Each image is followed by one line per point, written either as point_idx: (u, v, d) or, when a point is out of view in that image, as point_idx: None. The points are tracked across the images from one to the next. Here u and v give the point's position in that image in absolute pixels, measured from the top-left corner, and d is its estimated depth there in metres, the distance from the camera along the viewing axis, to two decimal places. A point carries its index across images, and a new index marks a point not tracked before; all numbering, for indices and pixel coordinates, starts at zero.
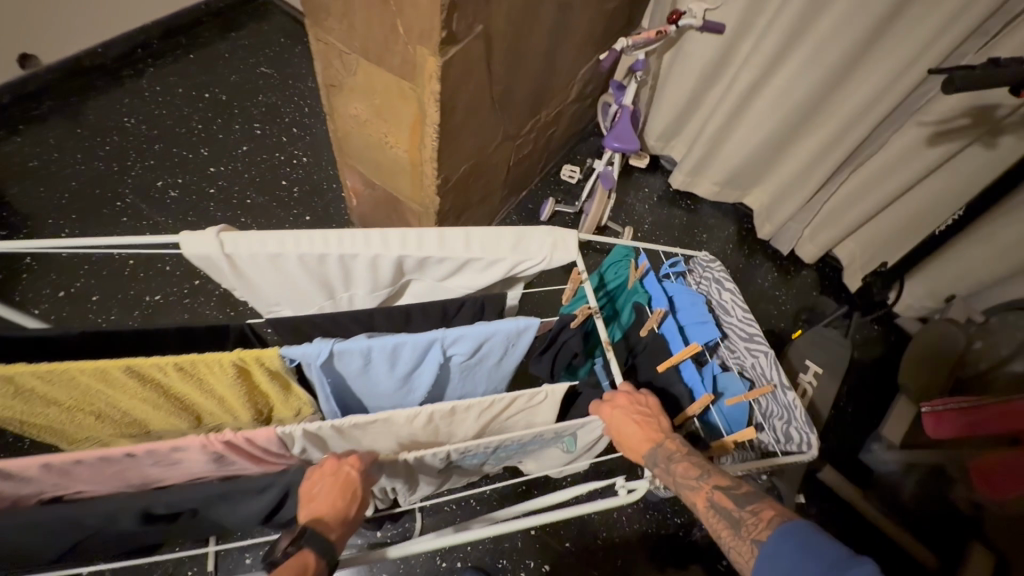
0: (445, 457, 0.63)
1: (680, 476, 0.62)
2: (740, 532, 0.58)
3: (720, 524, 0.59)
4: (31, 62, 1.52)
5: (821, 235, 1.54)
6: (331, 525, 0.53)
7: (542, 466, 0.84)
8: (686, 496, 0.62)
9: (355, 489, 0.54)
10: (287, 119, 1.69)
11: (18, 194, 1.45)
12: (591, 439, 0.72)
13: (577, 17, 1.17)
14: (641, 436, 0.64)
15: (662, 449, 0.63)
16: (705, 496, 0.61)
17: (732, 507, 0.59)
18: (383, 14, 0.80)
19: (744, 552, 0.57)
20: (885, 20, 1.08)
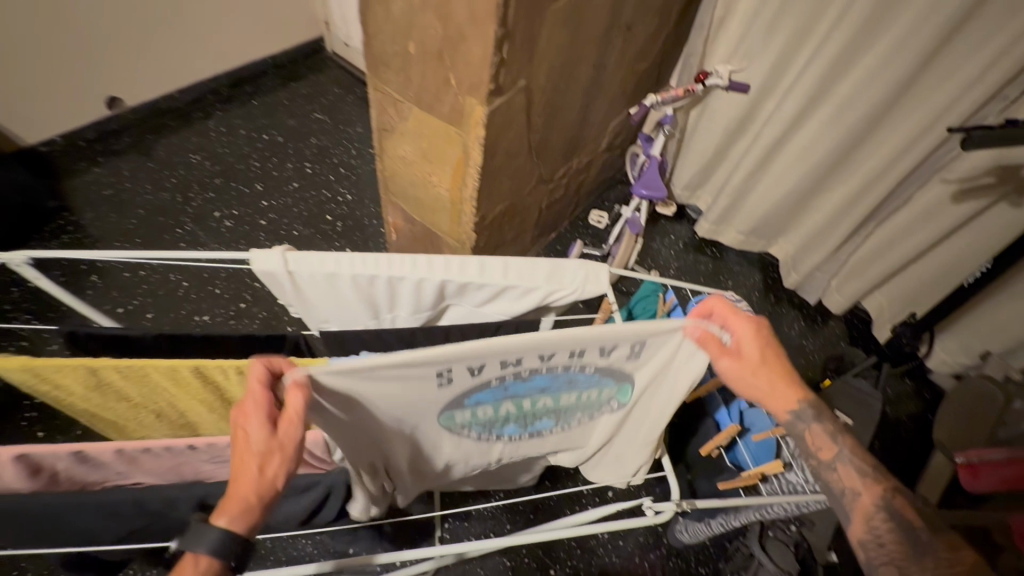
0: (467, 379, 0.56)
1: (848, 450, 0.62)
2: (921, 560, 0.57)
3: (889, 527, 0.58)
4: (117, 103, 1.70)
5: (848, 286, 1.55)
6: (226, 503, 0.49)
7: (582, 450, 0.74)
8: (859, 482, 0.61)
9: (251, 464, 0.50)
10: (336, 160, 1.82)
11: (92, 219, 1.59)
12: (647, 384, 0.63)
13: (611, 75, 1.26)
14: (786, 371, 0.62)
15: (806, 411, 0.62)
16: (884, 495, 0.60)
17: (919, 523, 0.58)
18: (437, 69, 0.90)
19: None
20: (903, 83, 1.14)
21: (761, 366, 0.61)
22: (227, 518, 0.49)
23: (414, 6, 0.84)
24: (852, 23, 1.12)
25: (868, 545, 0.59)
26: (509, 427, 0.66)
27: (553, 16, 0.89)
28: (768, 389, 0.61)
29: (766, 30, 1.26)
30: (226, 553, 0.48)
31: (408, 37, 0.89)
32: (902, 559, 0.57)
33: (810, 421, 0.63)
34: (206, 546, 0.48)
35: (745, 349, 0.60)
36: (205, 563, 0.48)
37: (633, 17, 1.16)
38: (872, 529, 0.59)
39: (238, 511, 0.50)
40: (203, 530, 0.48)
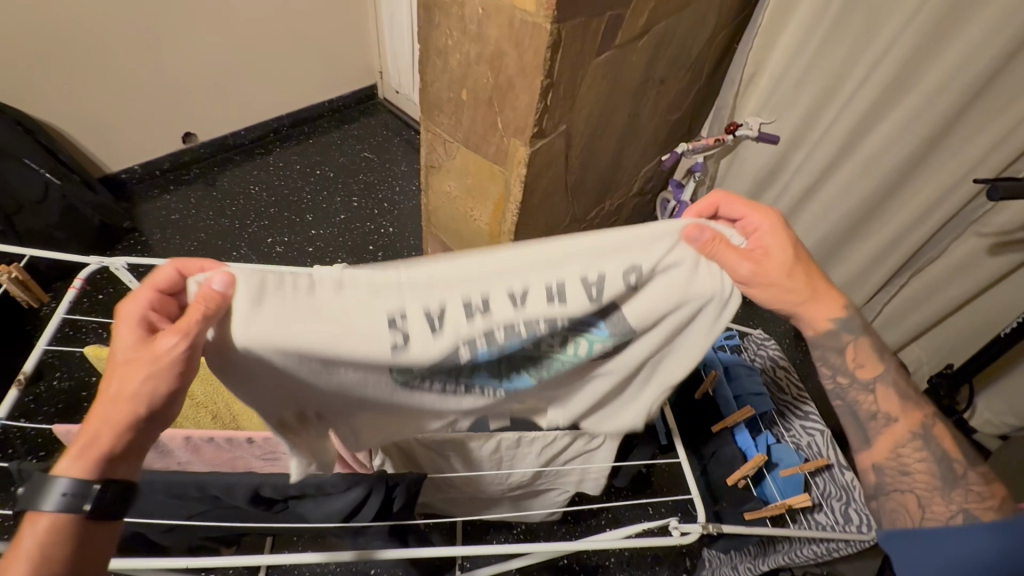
0: (423, 329, 0.55)
1: (890, 371, 0.66)
2: (946, 491, 0.61)
3: (919, 456, 0.63)
4: (191, 138, 1.88)
5: (884, 337, 1.53)
6: (84, 435, 0.52)
7: (577, 409, 0.72)
8: (898, 409, 0.65)
9: (110, 388, 0.52)
10: (381, 196, 1.95)
11: (158, 240, 1.72)
12: (647, 326, 0.62)
13: (645, 124, 1.34)
14: (824, 279, 0.66)
15: (851, 318, 0.67)
16: (924, 424, 0.65)
17: (954, 458, 0.63)
18: (486, 112, 0.99)
19: (938, 511, 0.61)
20: (931, 140, 1.18)
21: (797, 268, 0.65)
22: (73, 458, 0.51)
23: (470, 59, 0.94)
24: (878, 81, 1.18)
25: (890, 467, 0.65)
26: (480, 375, 0.63)
27: (594, 71, 0.98)
28: (805, 293, 0.66)
29: (794, 86, 1.33)
30: (70, 498, 0.49)
31: (462, 86, 0.99)
32: (925, 488, 0.62)
33: (857, 333, 0.67)
34: (49, 495, 0.49)
35: (772, 249, 0.65)
36: (47, 519, 0.50)
37: (667, 72, 1.25)
38: (898, 455, 0.64)
39: (89, 446, 0.52)
40: (48, 478, 0.50)
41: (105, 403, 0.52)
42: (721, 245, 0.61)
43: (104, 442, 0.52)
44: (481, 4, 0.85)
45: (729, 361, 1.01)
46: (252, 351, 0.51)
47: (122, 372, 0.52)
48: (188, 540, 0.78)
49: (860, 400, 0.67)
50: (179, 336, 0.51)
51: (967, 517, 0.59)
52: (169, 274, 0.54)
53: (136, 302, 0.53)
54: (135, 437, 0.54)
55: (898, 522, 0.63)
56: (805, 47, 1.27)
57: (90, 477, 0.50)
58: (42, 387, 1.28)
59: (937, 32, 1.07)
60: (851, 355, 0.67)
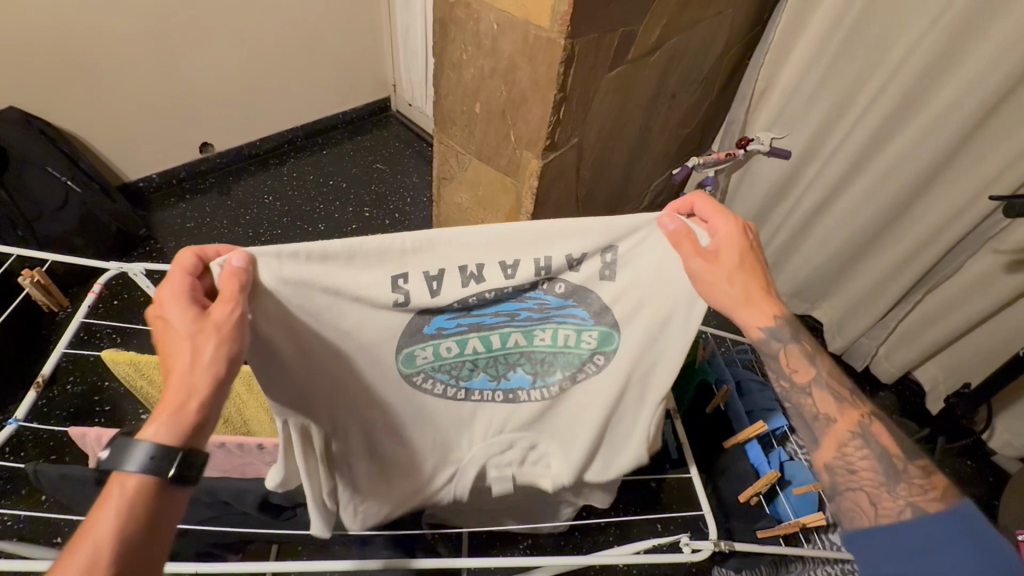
0: (423, 291, 0.60)
1: (827, 374, 0.62)
2: (892, 486, 0.55)
3: (862, 453, 0.58)
4: (208, 148, 1.92)
5: (898, 354, 1.51)
6: (158, 414, 0.48)
7: (581, 440, 0.74)
8: (836, 409, 0.60)
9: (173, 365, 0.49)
10: (393, 207, 1.96)
11: (173, 247, 1.74)
12: (626, 314, 0.67)
13: (656, 138, 1.35)
14: (764, 292, 0.63)
15: (783, 328, 0.63)
16: (860, 422, 0.59)
17: (895, 452, 0.57)
18: (499, 125, 1.00)
19: (886, 507, 0.55)
20: (945, 156, 1.17)
21: (741, 275, 0.62)
22: (157, 426, 0.48)
23: (484, 73, 0.95)
24: (890, 98, 1.18)
25: (836, 468, 0.59)
26: (479, 378, 0.70)
27: (606, 86, 0.99)
28: (739, 299, 0.62)
29: (806, 101, 1.33)
30: (158, 462, 0.46)
31: (475, 99, 1.00)
32: (872, 486, 0.56)
33: (786, 341, 0.63)
34: (134, 458, 0.46)
35: (725, 252, 0.63)
36: (134, 483, 0.46)
37: (679, 86, 1.26)
38: (843, 455, 0.58)
39: (170, 413, 0.48)
40: (131, 447, 0.46)
41: (176, 375, 0.49)
42: (687, 240, 0.62)
43: (185, 410, 0.49)
44: (496, 20, 0.87)
45: (741, 376, 1.01)
46: (284, 296, 0.56)
47: (187, 342, 0.50)
48: (197, 546, 0.79)
49: (803, 404, 0.62)
50: (232, 302, 0.51)
51: (916, 512, 0.54)
52: (191, 259, 0.54)
53: (168, 287, 0.52)
54: (210, 407, 0.51)
55: (855, 523, 0.56)
56: (816, 63, 1.27)
57: (177, 443, 0.48)
58: (55, 392, 1.29)
59: (950, 49, 1.07)
60: (784, 360, 0.63)
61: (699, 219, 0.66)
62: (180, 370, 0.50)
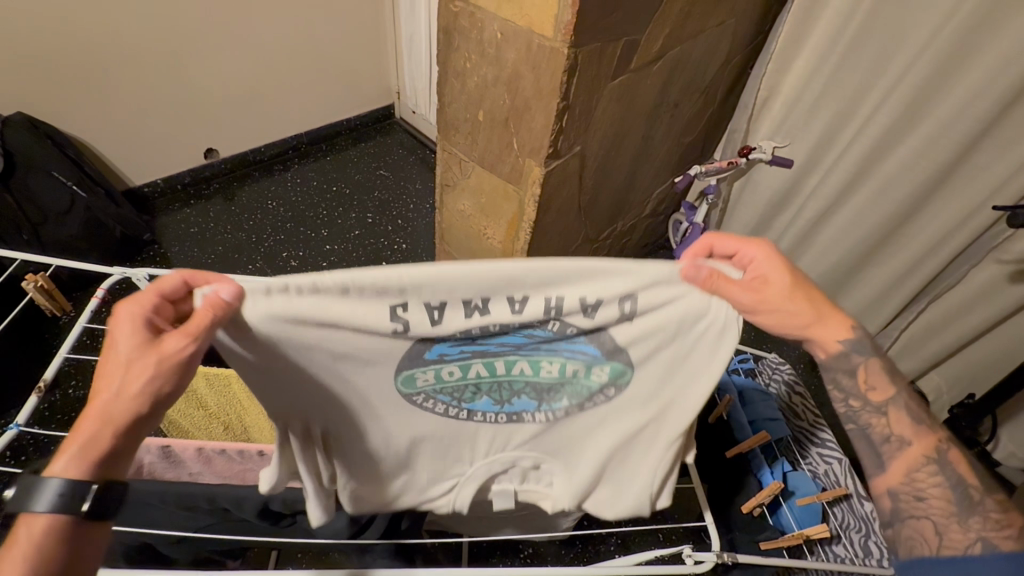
0: (424, 321, 0.58)
1: (905, 394, 0.64)
2: (965, 520, 0.58)
3: (934, 481, 0.60)
4: (212, 154, 1.93)
5: (901, 364, 1.51)
6: (75, 437, 0.50)
7: (586, 469, 0.74)
8: (910, 432, 0.63)
9: (106, 387, 0.50)
10: (395, 213, 1.97)
11: (177, 252, 1.74)
12: (642, 356, 0.64)
13: (658, 147, 1.36)
14: (822, 297, 0.64)
15: (859, 337, 0.65)
16: (937, 448, 0.62)
17: (970, 482, 0.60)
18: (502, 133, 1.00)
19: (955, 539, 0.58)
20: (948, 166, 1.18)
21: (797, 292, 0.63)
22: (67, 458, 0.49)
23: (487, 81, 0.96)
24: (892, 108, 1.18)
25: (906, 495, 0.61)
26: (482, 401, 0.67)
27: (609, 94, 0.99)
28: (808, 315, 0.64)
29: (808, 110, 1.34)
30: (66, 500, 0.47)
31: (478, 107, 1.01)
32: (941, 515, 0.59)
33: (868, 355, 0.65)
34: (42, 498, 0.47)
35: (771, 277, 0.62)
36: (43, 521, 0.47)
37: (681, 95, 1.26)
38: (912, 481, 0.61)
39: (83, 444, 0.50)
40: (41, 479, 0.47)
41: (100, 404, 0.50)
42: (721, 281, 0.59)
43: (99, 439, 0.50)
44: (500, 29, 0.88)
45: (742, 385, 1.01)
46: (260, 331, 0.54)
47: (123, 370, 0.51)
48: (196, 554, 0.78)
49: (873, 424, 0.64)
50: (186, 339, 0.51)
51: (988, 549, 0.57)
52: (176, 283, 0.54)
53: (135, 304, 0.52)
54: (128, 437, 0.52)
55: (918, 550, 0.60)
56: (818, 74, 1.28)
57: (86, 477, 0.49)
58: (57, 396, 1.29)
59: (952, 60, 1.08)
60: (863, 377, 0.64)
61: (726, 251, 0.64)
62: (105, 397, 0.50)
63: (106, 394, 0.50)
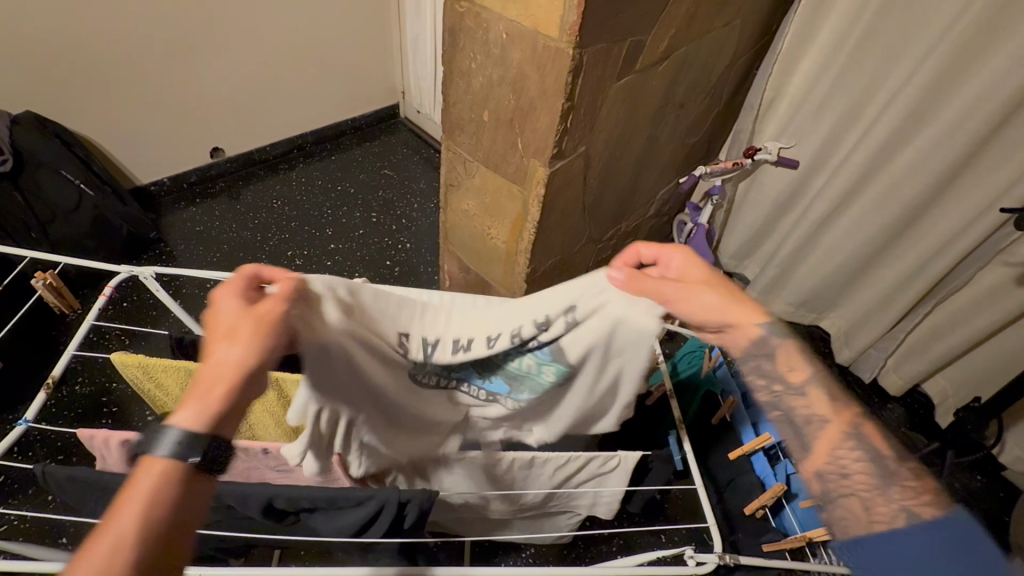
0: (479, 346, 0.67)
1: (817, 375, 0.62)
2: (885, 491, 0.52)
3: (855, 455, 0.55)
4: (219, 153, 1.94)
5: (906, 366, 1.51)
6: (189, 398, 0.50)
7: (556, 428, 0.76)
8: (829, 408, 0.59)
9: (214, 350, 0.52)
10: (400, 212, 1.98)
11: (182, 251, 1.75)
12: (580, 358, 0.66)
13: (663, 148, 1.35)
14: (734, 291, 0.66)
15: (771, 323, 0.64)
16: (853, 422, 0.57)
17: (887, 453, 0.55)
18: (507, 133, 1.00)
19: (878, 513, 0.51)
20: (955, 166, 1.17)
21: (711, 281, 0.66)
22: (188, 411, 0.49)
23: (492, 82, 0.96)
24: (898, 109, 1.17)
25: (830, 474, 0.55)
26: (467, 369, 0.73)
27: (613, 95, 0.99)
28: (725, 306, 0.64)
29: (814, 111, 1.33)
30: (189, 444, 0.47)
31: (483, 108, 1.01)
32: (865, 490, 0.53)
33: (781, 337, 0.64)
34: (168, 443, 0.47)
35: (686, 276, 0.66)
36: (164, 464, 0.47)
37: (686, 95, 1.26)
38: (835, 458, 0.55)
39: (202, 399, 0.50)
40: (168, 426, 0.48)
41: (213, 365, 0.51)
42: (641, 280, 0.63)
43: (210, 396, 0.50)
44: (505, 29, 0.88)
45: None
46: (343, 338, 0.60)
47: (228, 335, 0.53)
48: (199, 551, 0.79)
49: (795, 407, 0.61)
50: (281, 303, 0.56)
51: (909, 519, 0.49)
52: (251, 273, 0.59)
53: (232, 288, 0.57)
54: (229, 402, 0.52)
55: (850, 531, 0.52)
56: (825, 73, 1.28)
57: (206, 429, 0.48)
58: (64, 392, 1.30)
59: (960, 60, 1.07)
60: (782, 359, 0.63)
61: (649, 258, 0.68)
62: (217, 359, 0.51)
63: (216, 355, 0.51)
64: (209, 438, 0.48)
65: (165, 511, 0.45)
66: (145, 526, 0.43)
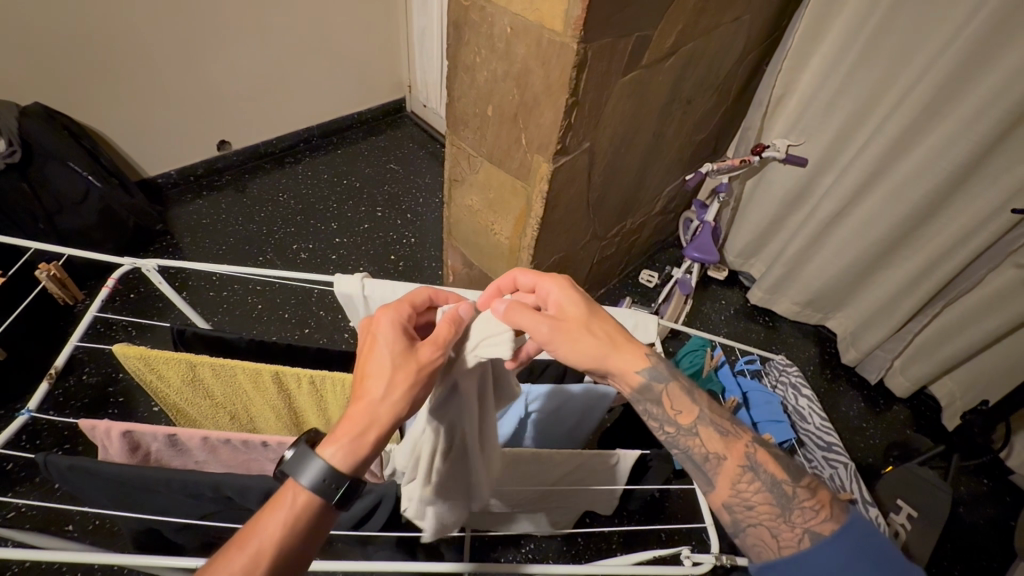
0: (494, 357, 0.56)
1: (707, 407, 0.58)
2: (788, 515, 0.51)
3: (754, 487, 0.53)
4: (225, 146, 1.95)
5: (912, 368, 1.49)
6: (338, 437, 0.52)
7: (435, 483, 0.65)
8: (722, 445, 0.55)
9: (363, 390, 0.53)
10: (405, 206, 1.98)
11: (189, 243, 1.76)
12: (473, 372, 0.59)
13: (669, 144, 1.34)
14: (616, 330, 0.61)
15: (658, 368, 0.59)
16: (745, 452, 0.55)
17: (782, 478, 0.53)
18: (511, 129, 1.00)
19: (785, 538, 0.51)
20: (966, 166, 1.15)
21: (585, 303, 0.61)
22: (336, 447, 0.51)
23: (496, 77, 0.95)
24: (910, 107, 1.15)
25: (734, 507, 0.54)
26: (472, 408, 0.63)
27: (619, 91, 0.98)
28: (605, 344, 0.59)
29: (824, 108, 1.32)
30: (327, 484, 0.50)
31: (487, 102, 1.00)
32: (770, 519, 0.52)
33: (667, 379, 0.59)
34: (311, 477, 0.49)
35: (567, 309, 0.61)
36: (304, 497, 0.50)
37: (693, 92, 1.25)
38: (737, 492, 0.53)
39: (351, 437, 0.52)
40: (311, 463, 0.50)
41: (367, 404, 0.52)
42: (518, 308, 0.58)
43: (360, 439, 0.52)
44: (510, 23, 0.87)
45: (748, 388, 1.00)
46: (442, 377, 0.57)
47: (385, 376, 0.53)
48: (200, 541, 0.79)
49: (691, 446, 0.56)
50: (437, 348, 0.55)
51: (814, 540, 0.49)
52: (423, 299, 0.61)
53: (395, 313, 0.57)
54: (380, 441, 0.54)
55: (763, 559, 0.52)
56: (835, 70, 1.26)
57: (347, 470, 0.51)
58: (71, 381, 1.32)
59: (974, 58, 1.04)
60: (668, 404, 0.58)
61: (528, 287, 0.65)
62: (371, 398, 0.53)
63: (373, 396, 0.52)
64: (349, 480, 0.50)
65: (296, 540, 0.49)
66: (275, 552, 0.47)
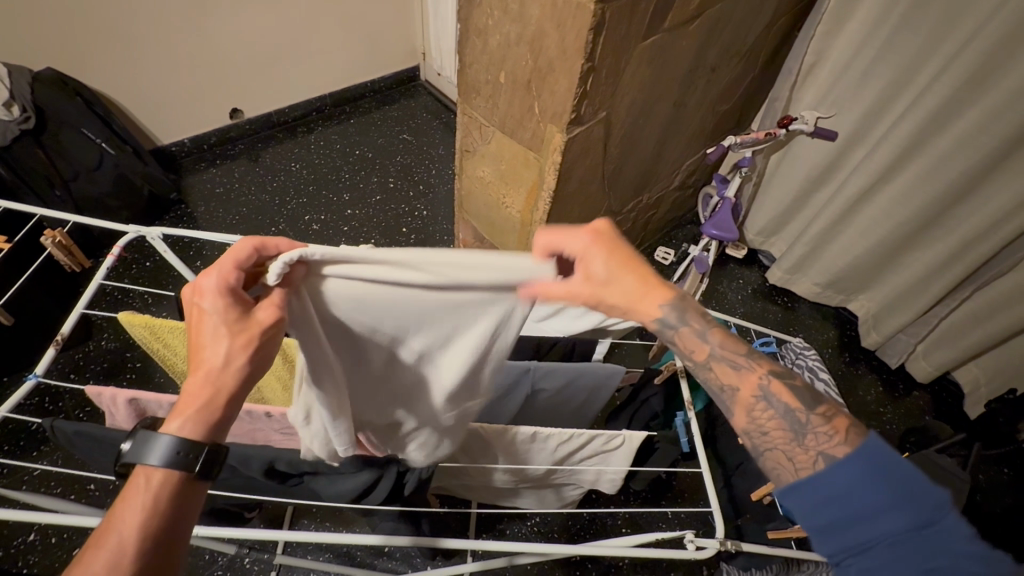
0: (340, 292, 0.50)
1: (719, 344, 0.56)
2: (801, 439, 0.50)
3: (768, 412, 0.52)
4: (238, 114, 1.93)
5: (937, 353, 1.44)
6: (190, 408, 0.49)
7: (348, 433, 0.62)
8: (735, 377, 0.54)
9: (200, 360, 0.49)
10: (417, 178, 1.95)
11: (203, 213, 1.76)
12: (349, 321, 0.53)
13: (691, 115, 1.28)
14: (646, 279, 0.58)
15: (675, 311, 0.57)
16: (759, 384, 0.53)
17: (797, 406, 0.52)
18: (524, 97, 0.96)
19: (801, 461, 0.50)
20: (1012, 140, 1.06)
21: (614, 261, 0.57)
22: (183, 419, 0.48)
23: (510, 41, 0.91)
24: (953, 77, 1.07)
25: (752, 434, 0.53)
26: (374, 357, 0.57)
27: (638, 57, 0.93)
28: (632, 295, 0.57)
29: (860, 77, 1.23)
30: (181, 458, 0.46)
31: (500, 68, 0.96)
32: (785, 445, 0.51)
33: (679, 323, 0.57)
34: (155, 454, 0.45)
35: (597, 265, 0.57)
36: (160, 477, 0.46)
37: (719, 59, 1.19)
38: (753, 420, 0.53)
39: (198, 409, 0.49)
40: (155, 443, 0.46)
41: (209, 375, 0.49)
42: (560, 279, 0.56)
43: (211, 406, 0.49)
44: None
45: None
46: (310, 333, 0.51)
47: (219, 346, 0.49)
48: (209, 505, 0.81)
49: (708, 379, 0.56)
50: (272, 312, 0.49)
51: (827, 462, 0.48)
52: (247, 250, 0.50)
53: (211, 278, 0.49)
54: (236, 405, 0.51)
55: (782, 482, 0.51)
56: (874, 34, 1.17)
57: (202, 438, 0.48)
58: (91, 347, 1.35)
59: None
60: (680, 343, 0.57)
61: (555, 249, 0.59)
62: (210, 368, 0.49)
63: (214, 366, 0.49)
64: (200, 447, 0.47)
65: (165, 524, 0.45)
66: (142, 539, 0.44)
